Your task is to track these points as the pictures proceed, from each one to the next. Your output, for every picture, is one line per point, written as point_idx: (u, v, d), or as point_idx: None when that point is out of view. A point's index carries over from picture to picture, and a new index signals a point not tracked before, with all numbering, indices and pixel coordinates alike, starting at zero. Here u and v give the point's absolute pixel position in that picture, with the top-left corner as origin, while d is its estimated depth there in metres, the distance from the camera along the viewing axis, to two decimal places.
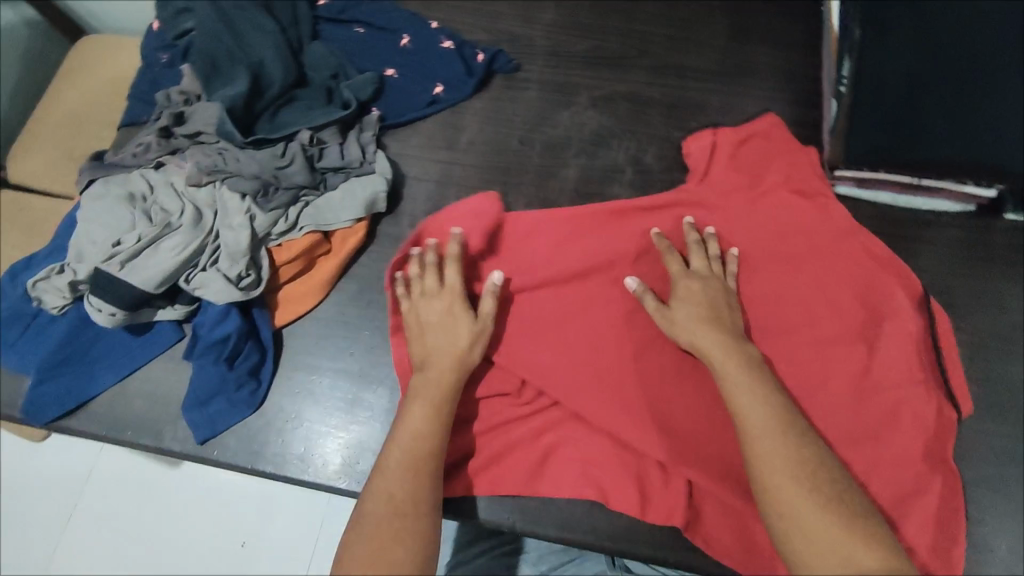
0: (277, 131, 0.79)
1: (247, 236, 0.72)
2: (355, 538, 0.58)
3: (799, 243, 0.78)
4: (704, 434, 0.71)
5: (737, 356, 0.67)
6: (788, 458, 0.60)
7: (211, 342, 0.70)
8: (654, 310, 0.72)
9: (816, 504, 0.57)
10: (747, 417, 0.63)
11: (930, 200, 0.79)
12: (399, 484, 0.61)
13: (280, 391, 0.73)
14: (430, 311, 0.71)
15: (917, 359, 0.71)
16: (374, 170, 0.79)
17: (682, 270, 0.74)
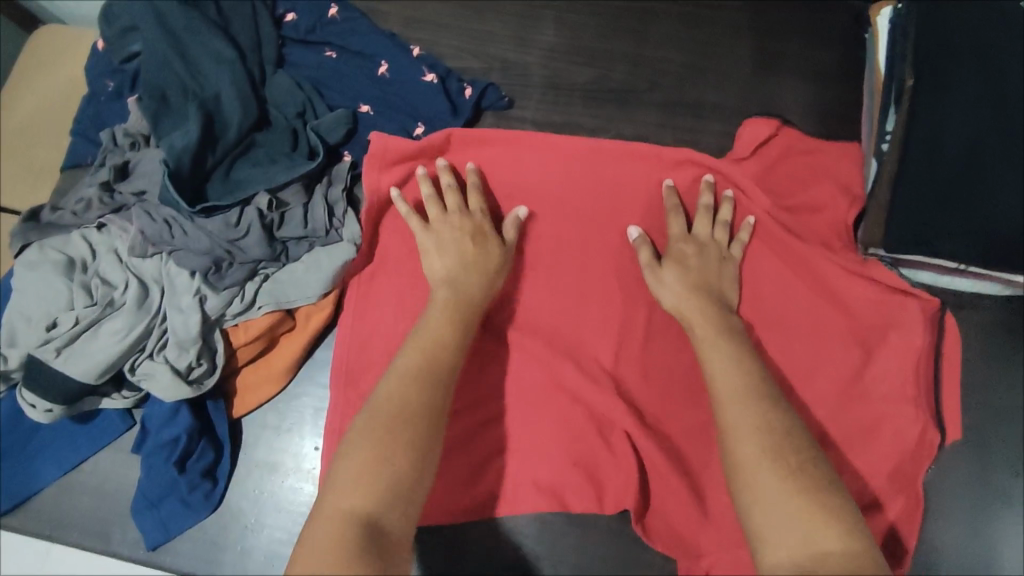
0: (232, 193, 0.69)
1: (197, 321, 0.64)
2: (334, 470, 0.49)
3: (817, 327, 0.70)
4: (705, 552, 0.63)
5: (716, 323, 0.63)
6: (751, 421, 0.53)
7: (161, 442, 0.63)
8: (647, 265, 0.68)
9: (775, 474, 0.50)
10: (719, 383, 0.57)
11: (974, 283, 0.69)
12: (396, 395, 0.53)
13: (239, 490, 0.67)
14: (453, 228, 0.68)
15: (913, 371, 0.67)
16: (342, 239, 0.70)
17: (683, 233, 0.70)
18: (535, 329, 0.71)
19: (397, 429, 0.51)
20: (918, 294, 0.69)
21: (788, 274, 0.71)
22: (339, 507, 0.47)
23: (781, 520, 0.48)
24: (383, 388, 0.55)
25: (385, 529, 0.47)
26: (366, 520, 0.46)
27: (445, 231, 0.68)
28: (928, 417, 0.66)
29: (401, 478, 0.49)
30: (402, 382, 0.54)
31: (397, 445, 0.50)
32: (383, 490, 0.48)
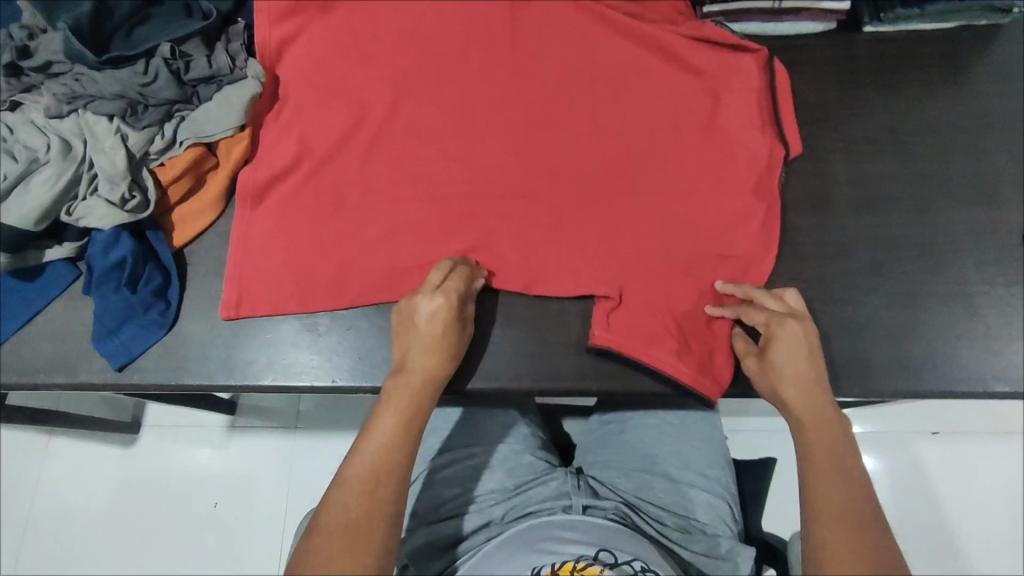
0: (134, 49, 0.75)
1: (123, 156, 0.70)
2: (334, 493, 0.59)
3: (682, 83, 0.77)
4: (600, 269, 0.72)
5: (814, 366, 0.65)
6: (830, 460, 0.61)
7: (107, 267, 0.69)
8: (745, 353, 0.69)
9: (851, 522, 0.58)
10: (807, 405, 0.64)
11: (795, 24, 0.81)
12: (383, 437, 0.62)
13: (191, 308, 0.73)
14: (429, 313, 0.66)
15: (755, 106, 0.76)
16: (247, 75, 0.76)
17: (769, 317, 0.67)
18: (430, 125, 0.76)
19: (382, 479, 0.60)
20: (750, 48, 0.78)
21: (632, 47, 0.79)
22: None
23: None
24: (382, 412, 0.63)
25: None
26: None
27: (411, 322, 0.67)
28: (772, 139, 0.75)
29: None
30: (399, 408, 0.63)
31: (376, 507, 0.59)
32: None
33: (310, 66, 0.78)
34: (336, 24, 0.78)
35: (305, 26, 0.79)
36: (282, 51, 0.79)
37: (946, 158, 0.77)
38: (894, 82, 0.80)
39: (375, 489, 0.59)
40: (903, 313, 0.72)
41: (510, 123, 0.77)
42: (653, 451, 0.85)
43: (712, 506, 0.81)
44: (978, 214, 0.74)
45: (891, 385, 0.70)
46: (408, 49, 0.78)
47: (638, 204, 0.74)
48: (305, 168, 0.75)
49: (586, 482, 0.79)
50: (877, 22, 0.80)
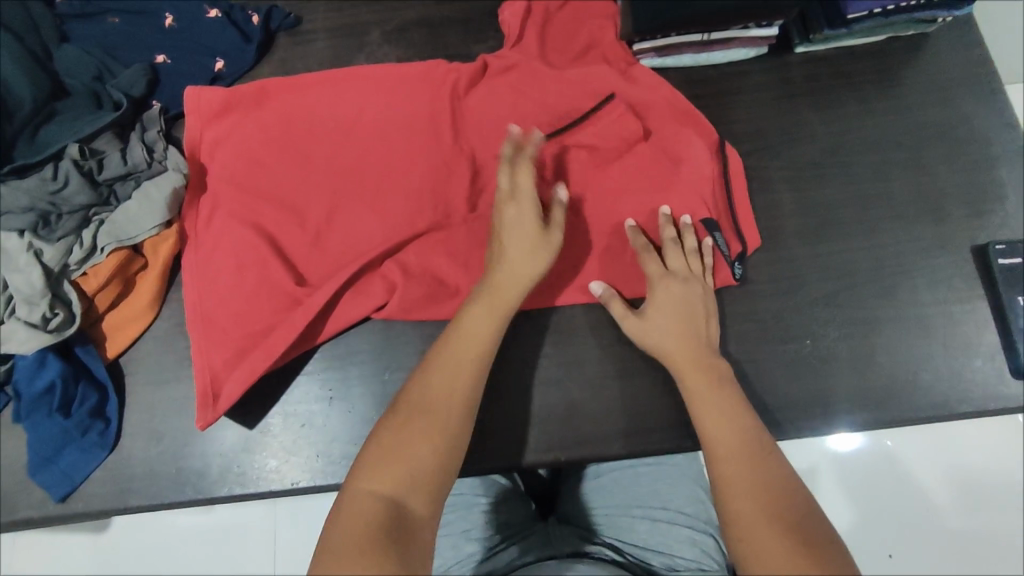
0: (40, 153, 0.70)
1: (39, 274, 0.65)
2: (423, 379, 0.58)
3: (632, 142, 0.74)
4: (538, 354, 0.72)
5: (710, 373, 0.62)
6: (752, 483, 0.53)
7: (35, 394, 0.65)
8: (622, 312, 0.67)
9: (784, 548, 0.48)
10: (714, 426, 0.58)
11: (727, 52, 0.80)
12: (474, 334, 0.62)
13: (133, 421, 0.69)
14: (521, 232, 0.66)
15: (710, 189, 0.73)
16: (167, 168, 0.73)
17: (661, 270, 0.68)
18: (368, 200, 0.72)
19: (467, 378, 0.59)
20: (699, 122, 0.76)
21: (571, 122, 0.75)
22: (367, 491, 0.51)
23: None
24: (472, 311, 0.63)
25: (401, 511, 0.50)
26: (390, 505, 0.50)
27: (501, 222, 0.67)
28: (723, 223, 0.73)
29: (422, 478, 0.52)
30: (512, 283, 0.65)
31: (455, 403, 0.57)
32: (405, 481, 0.52)
33: (245, 163, 0.74)
34: (268, 117, 0.75)
35: (240, 119, 0.75)
36: (204, 138, 0.75)
37: (888, 175, 0.76)
38: (832, 101, 0.79)
39: (460, 384, 0.58)
40: (865, 341, 0.71)
41: (442, 211, 0.72)
42: (630, 493, 0.83)
43: (695, 540, 0.78)
44: (925, 232, 0.74)
45: (861, 419, 0.69)
46: (347, 138, 0.74)
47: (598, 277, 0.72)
48: (242, 273, 0.70)
49: (564, 531, 0.80)
50: (808, 42, 0.80)
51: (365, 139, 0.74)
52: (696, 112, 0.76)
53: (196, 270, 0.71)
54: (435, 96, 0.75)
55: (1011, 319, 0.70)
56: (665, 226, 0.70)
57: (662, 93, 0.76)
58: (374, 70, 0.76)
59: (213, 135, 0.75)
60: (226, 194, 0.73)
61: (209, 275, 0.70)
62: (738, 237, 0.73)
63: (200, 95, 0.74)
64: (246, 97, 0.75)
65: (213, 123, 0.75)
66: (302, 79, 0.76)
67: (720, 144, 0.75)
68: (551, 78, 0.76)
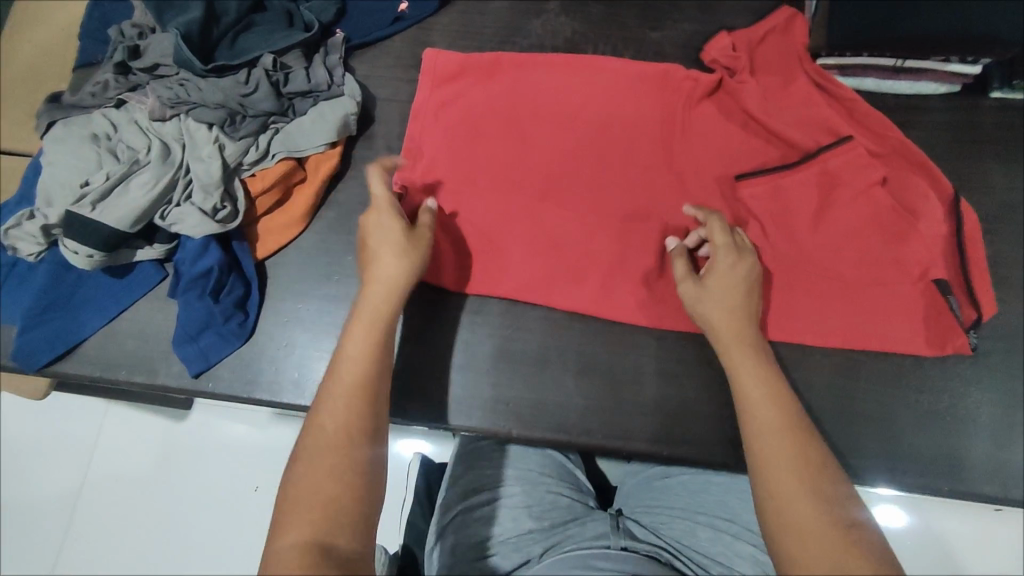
0: (239, 57, 0.76)
1: (218, 166, 0.70)
2: (321, 415, 0.55)
3: (863, 180, 0.70)
4: (669, 347, 0.72)
5: (753, 357, 0.61)
6: (795, 462, 0.53)
7: (195, 276, 0.70)
8: (684, 274, 0.66)
9: (829, 543, 0.48)
10: (756, 409, 0.57)
11: (915, 83, 0.76)
12: (358, 351, 0.59)
13: (268, 320, 0.74)
14: (379, 227, 0.65)
15: (937, 251, 0.69)
16: (343, 93, 0.78)
17: (726, 244, 0.65)
18: (568, 191, 0.75)
19: (353, 408, 0.55)
20: (937, 180, 0.71)
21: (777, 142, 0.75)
22: None
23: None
24: (350, 336, 0.60)
25: (332, 550, 0.48)
26: None
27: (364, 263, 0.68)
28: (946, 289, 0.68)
29: (344, 512, 0.50)
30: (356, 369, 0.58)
31: (354, 428, 0.54)
32: None
33: (465, 130, 0.77)
34: (493, 90, 0.78)
35: (464, 87, 0.78)
36: (424, 100, 0.78)
37: None
38: (1020, 155, 0.75)
39: (353, 410, 0.55)
40: (1004, 408, 0.68)
41: (631, 204, 0.74)
42: (698, 501, 0.76)
43: (758, 560, 0.68)
44: None
45: (986, 488, 0.66)
46: (562, 127, 0.76)
47: (803, 316, 0.70)
48: (455, 237, 0.73)
49: (624, 524, 0.72)
50: (1006, 88, 0.75)
51: (584, 130, 0.76)
52: (932, 163, 0.71)
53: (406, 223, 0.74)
54: (661, 100, 0.76)
55: None
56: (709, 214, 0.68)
57: (892, 136, 0.73)
58: (603, 66, 0.78)
59: (439, 99, 0.78)
60: (443, 158, 0.76)
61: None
62: (969, 299, 0.68)
63: (438, 59, 0.78)
64: (477, 67, 0.79)
65: (440, 87, 0.78)
66: (530, 60, 0.79)
67: (958, 202, 0.70)
68: (781, 102, 0.75)
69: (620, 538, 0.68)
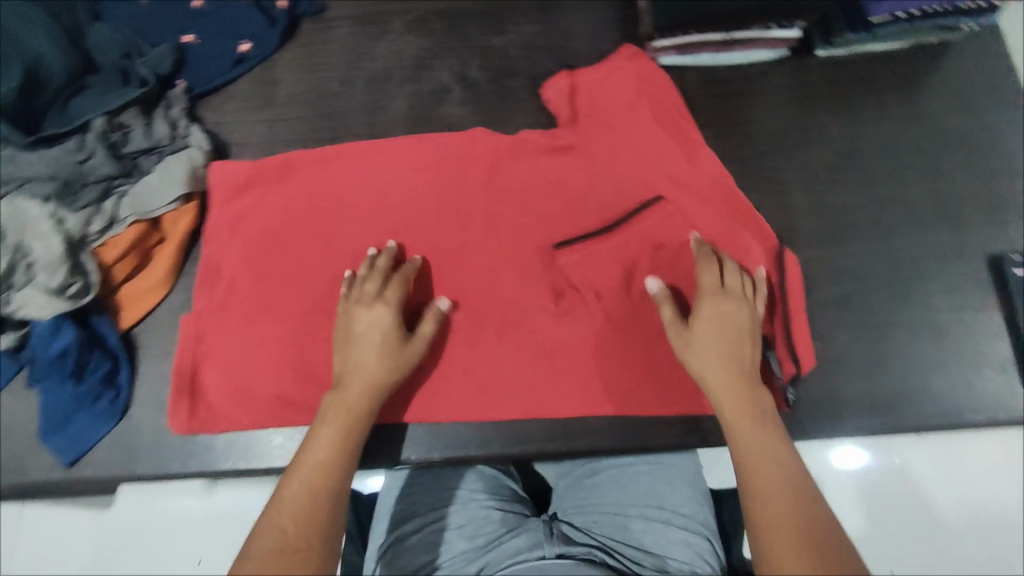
0: (70, 124, 0.73)
1: (60, 241, 0.66)
2: (284, 491, 0.56)
3: (666, 240, 0.73)
4: (543, 378, 0.71)
5: (744, 395, 0.61)
6: (788, 501, 0.53)
7: (50, 360, 0.65)
8: (671, 322, 0.66)
9: (794, 541, 0.50)
10: (747, 446, 0.58)
11: (748, 53, 0.80)
12: (323, 451, 0.59)
13: (142, 392, 0.70)
14: (371, 323, 0.66)
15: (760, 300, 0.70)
16: (189, 145, 0.75)
17: (714, 285, 0.67)
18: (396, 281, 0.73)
19: (317, 497, 0.56)
20: (760, 229, 0.73)
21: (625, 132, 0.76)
22: None
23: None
24: (324, 427, 0.61)
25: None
26: None
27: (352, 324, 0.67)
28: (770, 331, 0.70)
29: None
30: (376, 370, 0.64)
31: (315, 515, 0.55)
32: None
33: (266, 243, 0.74)
34: (296, 191, 0.76)
35: (261, 195, 0.76)
36: (219, 207, 0.75)
37: (905, 181, 0.76)
38: (850, 105, 0.80)
39: (323, 496, 0.56)
40: (873, 345, 0.70)
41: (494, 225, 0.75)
42: (628, 493, 0.76)
43: (689, 543, 0.71)
44: (943, 238, 0.73)
45: (868, 425, 0.68)
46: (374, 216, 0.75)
47: (623, 378, 0.70)
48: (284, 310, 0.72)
49: (559, 528, 0.72)
50: (828, 46, 0.79)
51: (395, 215, 0.75)
52: (754, 212, 0.73)
53: (209, 344, 0.71)
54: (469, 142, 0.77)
55: None
56: (703, 250, 0.69)
57: (718, 186, 0.74)
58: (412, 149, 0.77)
59: (236, 210, 0.75)
60: (246, 272, 0.73)
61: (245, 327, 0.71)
62: (789, 345, 0.70)
63: (225, 169, 0.75)
64: (270, 172, 0.76)
65: (236, 202, 0.75)
66: (328, 154, 0.77)
67: (779, 250, 0.72)
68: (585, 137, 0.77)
69: (554, 546, 0.68)
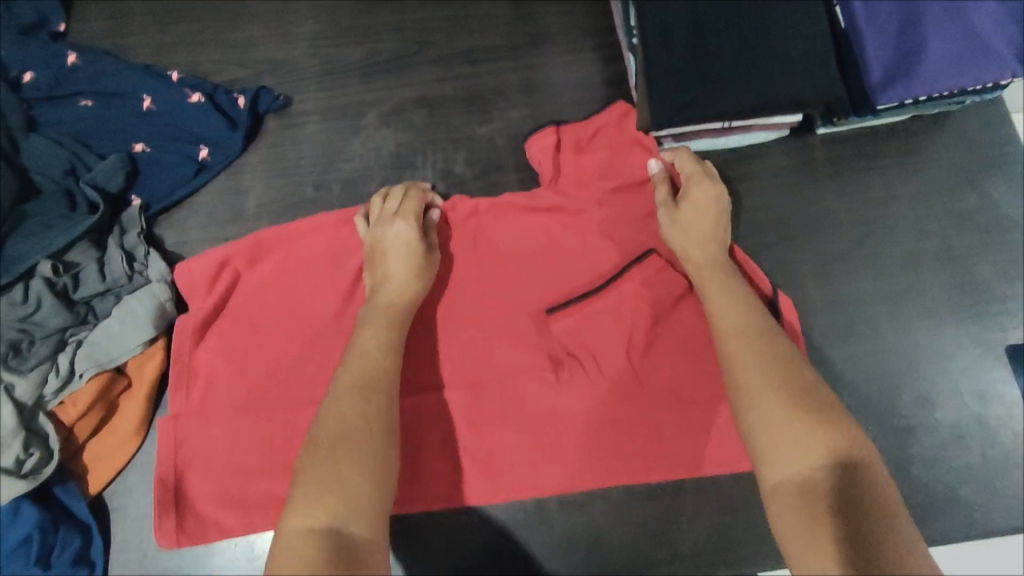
0: (10, 266, 0.64)
1: (11, 412, 0.60)
2: (330, 403, 0.53)
3: (672, 303, 0.68)
4: (557, 470, 0.64)
5: (716, 270, 0.64)
6: (762, 353, 0.56)
7: (12, 547, 0.59)
8: (662, 199, 0.69)
9: (764, 377, 0.54)
10: (722, 315, 0.60)
11: (748, 135, 0.75)
12: (367, 360, 0.57)
13: (118, 564, 0.63)
14: (398, 242, 0.65)
15: None
16: (150, 279, 0.68)
17: (697, 168, 0.70)
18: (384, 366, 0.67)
19: (369, 417, 0.53)
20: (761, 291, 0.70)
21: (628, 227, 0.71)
22: (302, 530, 0.46)
23: (778, 436, 0.50)
24: (363, 332, 0.60)
25: (350, 540, 0.46)
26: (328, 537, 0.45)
27: (382, 238, 0.66)
28: None
29: (362, 496, 0.48)
30: (400, 298, 0.63)
31: (357, 449, 0.50)
32: (339, 511, 0.47)
33: (241, 336, 0.67)
34: (265, 269, 0.69)
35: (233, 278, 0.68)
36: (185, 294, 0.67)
37: (914, 267, 0.74)
38: (856, 187, 0.77)
39: (371, 406, 0.53)
40: (895, 451, 0.68)
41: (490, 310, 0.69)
42: None
43: None
44: (958, 331, 0.72)
45: None
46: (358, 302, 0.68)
47: (639, 454, 0.65)
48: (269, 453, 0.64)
49: None
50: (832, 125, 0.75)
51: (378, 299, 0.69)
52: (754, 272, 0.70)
53: (185, 468, 0.64)
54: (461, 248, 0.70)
55: None
56: (679, 151, 0.72)
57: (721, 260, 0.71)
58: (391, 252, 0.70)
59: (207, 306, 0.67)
60: (219, 373, 0.66)
61: (223, 450, 0.64)
62: None
63: (191, 270, 0.67)
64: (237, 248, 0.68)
65: (212, 293, 0.67)
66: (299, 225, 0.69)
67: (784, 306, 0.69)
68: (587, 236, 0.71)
69: None
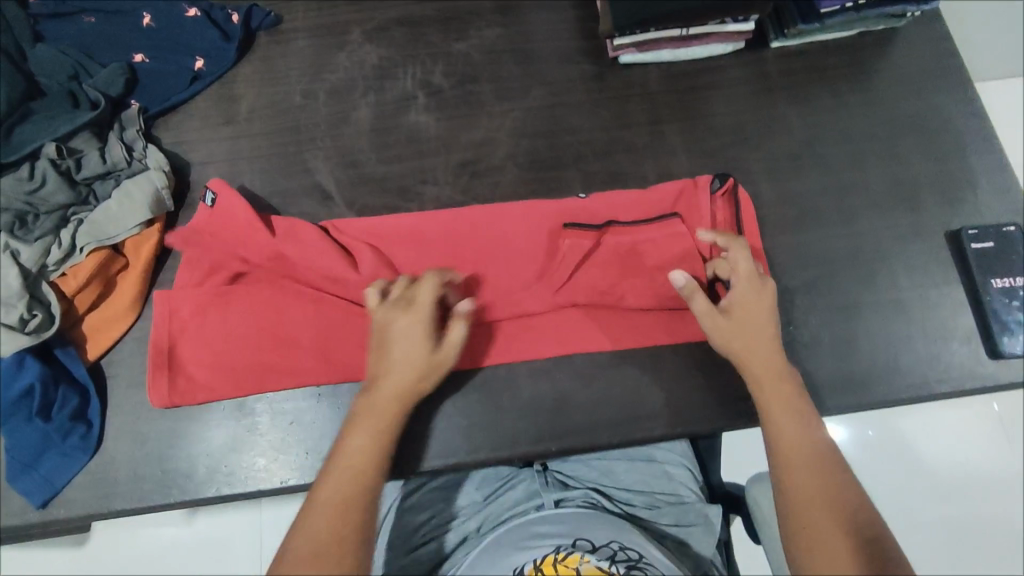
0: (17, 149, 0.69)
1: (15, 274, 0.64)
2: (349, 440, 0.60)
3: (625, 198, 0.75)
4: (523, 347, 0.71)
5: (779, 381, 0.64)
6: (821, 489, 0.58)
7: (14, 400, 0.64)
8: (704, 305, 0.66)
9: (829, 511, 0.57)
10: (786, 440, 0.61)
11: (706, 47, 0.82)
12: (365, 443, 0.60)
13: (113, 426, 0.68)
14: (405, 334, 0.62)
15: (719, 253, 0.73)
16: (148, 167, 0.73)
17: (745, 268, 0.67)
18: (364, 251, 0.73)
19: (356, 498, 0.57)
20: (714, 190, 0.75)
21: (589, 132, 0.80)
22: None
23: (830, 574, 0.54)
24: (354, 433, 0.60)
25: None
26: None
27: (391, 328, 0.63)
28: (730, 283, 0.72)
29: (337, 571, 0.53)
30: (405, 379, 0.62)
31: (343, 527, 0.55)
32: None
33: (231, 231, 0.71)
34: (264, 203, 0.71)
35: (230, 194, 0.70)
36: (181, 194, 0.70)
37: (861, 164, 0.79)
38: (807, 95, 0.82)
39: (349, 517, 0.56)
40: (841, 325, 0.73)
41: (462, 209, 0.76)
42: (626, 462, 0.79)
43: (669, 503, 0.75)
44: (902, 219, 0.77)
45: (847, 402, 0.70)
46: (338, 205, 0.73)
47: (595, 329, 0.72)
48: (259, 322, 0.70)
49: (553, 476, 0.77)
50: (782, 37, 0.82)
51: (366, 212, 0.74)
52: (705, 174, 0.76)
53: (177, 340, 0.69)
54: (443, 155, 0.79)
55: (984, 299, 0.73)
56: (730, 241, 0.68)
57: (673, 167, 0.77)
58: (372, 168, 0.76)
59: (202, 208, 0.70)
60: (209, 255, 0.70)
61: (216, 323, 0.69)
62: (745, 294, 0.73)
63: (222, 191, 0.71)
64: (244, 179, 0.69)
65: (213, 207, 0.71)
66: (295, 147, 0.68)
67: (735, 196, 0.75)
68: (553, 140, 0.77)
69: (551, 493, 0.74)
